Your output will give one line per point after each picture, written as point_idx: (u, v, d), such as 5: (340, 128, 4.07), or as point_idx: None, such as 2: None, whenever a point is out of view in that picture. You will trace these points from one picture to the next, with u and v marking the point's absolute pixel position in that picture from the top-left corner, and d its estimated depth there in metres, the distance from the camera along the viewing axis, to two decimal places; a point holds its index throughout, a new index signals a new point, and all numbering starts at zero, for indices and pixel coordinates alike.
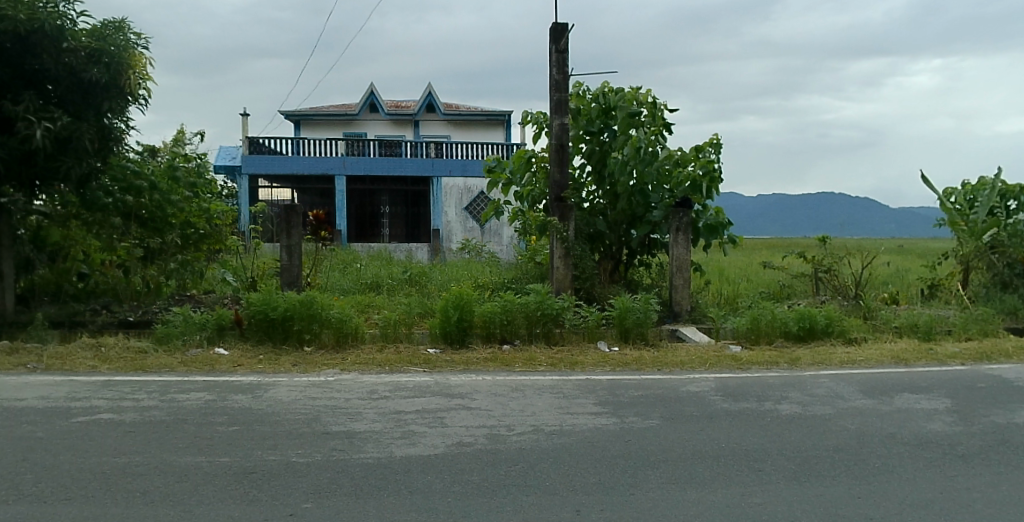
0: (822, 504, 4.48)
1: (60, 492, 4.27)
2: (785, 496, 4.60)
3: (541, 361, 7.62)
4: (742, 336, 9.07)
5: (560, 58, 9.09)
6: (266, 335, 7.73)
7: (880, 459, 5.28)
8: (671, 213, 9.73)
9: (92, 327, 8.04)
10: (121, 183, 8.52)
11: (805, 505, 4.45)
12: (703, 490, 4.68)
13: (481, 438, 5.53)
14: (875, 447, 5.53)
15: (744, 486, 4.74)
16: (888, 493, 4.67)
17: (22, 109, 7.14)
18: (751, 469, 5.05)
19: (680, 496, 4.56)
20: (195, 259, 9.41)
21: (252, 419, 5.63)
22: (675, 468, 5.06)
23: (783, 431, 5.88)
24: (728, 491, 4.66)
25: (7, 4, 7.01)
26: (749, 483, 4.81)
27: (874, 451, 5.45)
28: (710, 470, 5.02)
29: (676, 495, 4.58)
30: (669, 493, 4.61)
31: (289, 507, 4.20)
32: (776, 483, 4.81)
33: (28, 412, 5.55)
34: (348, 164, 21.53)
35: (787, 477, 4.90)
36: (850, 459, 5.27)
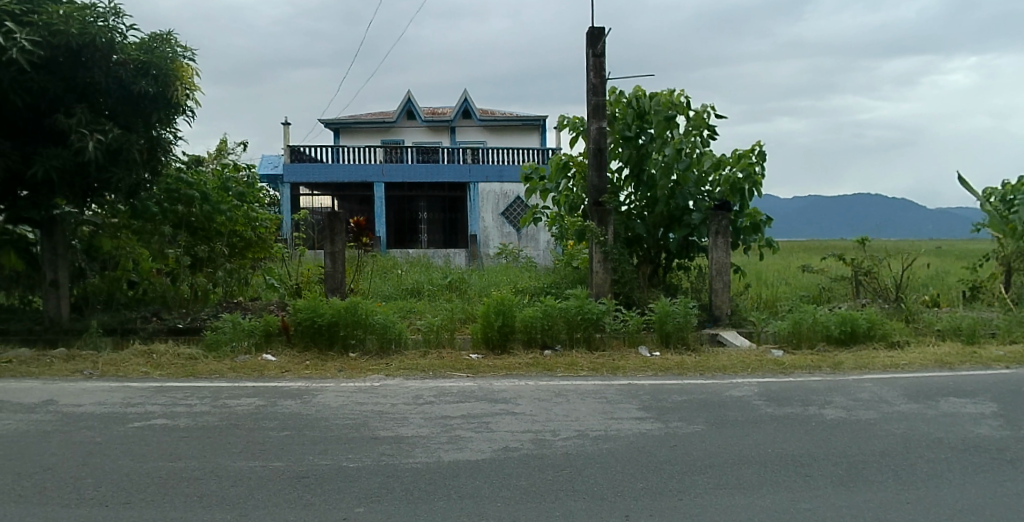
0: (873, 511, 4.38)
1: (121, 496, 4.36)
2: (834, 502, 4.51)
3: (583, 366, 7.59)
4: (784, 340, 8.95)
5: (597, 62, 9.05)
6: (311, 341, 7.79)
7: (929, 464, 5.16)
8: (710, 215, 9.62)
9: (143, 335, 8.16)
10: (173, 194, 8.80)
11: (854, 511, 4.37)
12: (751, 495, 4.61)
13: (526, 442, 5.52)
14: (922, 452, 5.41)
15: (792, 492, 4.67)
16: (938, 498, 4.56)
17: (74, 123, 7.29)
18: (798, 474, 4.97)
19: (729, 502, 4.50)
20: (241, 268, 9.65)
21: (302, 424, 5.69)
22: (720, 473, 5.00)
23: (828, 437, 5.77)
24: (775, 496, 4.59)
25: (60, 20, 7.14)
26: (798, 488, 4.73)
27: (921, 456, 5.33)
28: (758, 475, 4.95)
29: (724, 501, 4.52)
30: (717, 498, 4.56)
31: (342, 512, 4.24)
32: (824, 488, 4.72)
33: (86, 418, 5.68)
34: (387, 171, 21.86)
35: (834, 483, 4.82)
36: (898, 464, 5.15)
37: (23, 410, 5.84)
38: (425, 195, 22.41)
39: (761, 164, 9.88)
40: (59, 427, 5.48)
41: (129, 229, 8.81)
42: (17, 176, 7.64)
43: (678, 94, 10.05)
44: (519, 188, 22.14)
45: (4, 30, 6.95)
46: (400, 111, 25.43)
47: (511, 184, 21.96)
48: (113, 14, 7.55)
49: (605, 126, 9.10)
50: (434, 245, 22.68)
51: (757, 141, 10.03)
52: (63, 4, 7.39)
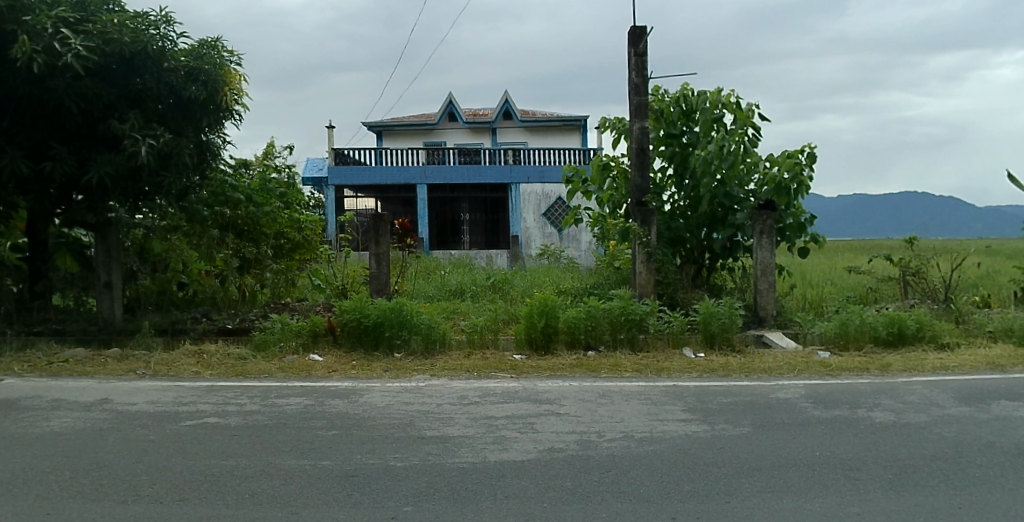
0: (925, 515, 4.26)
1: (175, 494, 4.44)
2: (884, 506, 4.40)
3: (626, 367, 7.53)
4: (830, 342, 8.75)
5: (639, 61, 8.98)
6: (357, 342, 7.88)
7: (982, 468, 5.00)
8: (754, 215, 9.50)
9: (193, 335, 8.34)
10: (220, 197, 8.84)
11: (906, 516, 4.25)
12: (799, 498, 4.53)
13: (572, 443, 5.49)
14: (975, 456, 5.25)
15: (839, 495, 4.56)
16: (993, 503, 4.41)
17: (128, 128, 7.46)
18: (847, 478, 4.86)
19: (777, 505, 4.42)
20: (289, 268, 9.74)
21: (350, 423, 5.74)
22: (767, 476, 4.91)
23: (877, 440, 5.64)
24: (824, 499, 4.50)
25: (113, 28, 7.34)
26: (846, 492, 4.62)
27: (974, 460, 5.17)
28: (806, 479, 4.85)
29: (771, 504, 4.44)
30: (764, 501, 4.47)
31: (391, 510, 4.26)
32: (873, 493, 4.60)
33: (140, 416, 5.80)
34: (429, 173, 21.96)
35: (884, 487, 4.70)
36: (950, 469, 5.01)
37: (79, 408, 6.00)
38: (467, 196, 22.47)
39: (809, 165, 9.72)
40: (114, 425, 5.61)
41: (178, 232, 8.88)
42: (73, 180, 7.84)
43: (724, 93, 9.92)
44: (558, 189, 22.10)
45: (61, 37, 7.13)
46: (442, 114, 25.57)
47: (552, 184, 21.92)
48: (164, 21, 7.73)
49: (648, 125, 9.02)
50: (476, 245, 22.82)
51: (806, 142, 9.85)
52: (115, 12, 7.59)
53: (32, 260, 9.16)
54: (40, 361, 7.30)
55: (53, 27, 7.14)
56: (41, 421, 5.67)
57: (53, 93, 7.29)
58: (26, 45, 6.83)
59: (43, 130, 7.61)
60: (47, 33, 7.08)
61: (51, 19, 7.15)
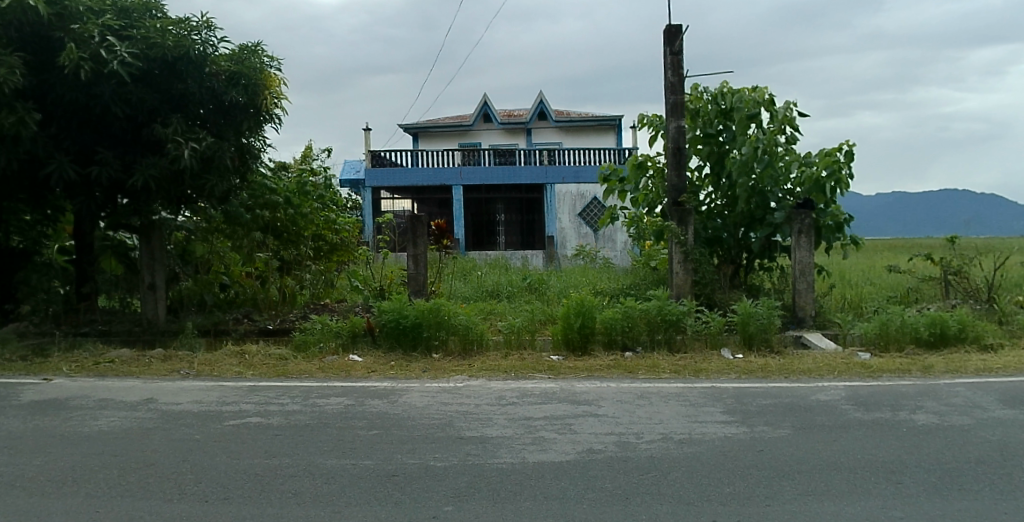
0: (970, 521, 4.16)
1: (220, 492, 4.51)
2: (927, 510, 4.31)
3: (664, 369, 7.47)
4: (870, 342, 8.59)
5: (674, 60, 8.92)
6: (395, 342, 7.93)
7: None
8: (793, 214, 9.37)
9: (235, 335, 8.48)
10: (259, 200, 8.95)
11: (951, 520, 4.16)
12: (841, 502, 4.46)
13: (610, 445, 5.46)
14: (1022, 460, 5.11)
15: (881, 499, 4.48)
16: None
17: (171, 132, 7.59)
18: (889, 481, 4.77)
19: (818, 508, 4.35)
20: (328, 270, 10.02)
21: (389, 423, 5.79)
22: (809, 479, 4.84)
23: (919, 443, 5.52)
24: (866, 503, 4.42)
25: (156, 34, 7.48)
26: (888, 496, 4.54)
27: (1020, 464, 5.04)
28: (847, 482, 4.77)
29: (813, 507, 4.37)
30: (806, 505, 4.41)
31: (431, 510, 4.28)
32: (916, 497, 4.52)
33: (185, 416, 5.91)
34: (465, 173, 22.05)
35: (928, 491, 4.61)
36: (996, 473, 4.89)
37: (126, 408, 6.14)
38: (502, 196, 22.49)
39: (848, 163, 9.57)
40: (160, 424, 5.72)
41: (220, 233, 9.05)
42: (118, 184, 8.00)
43: (761, 91, 9.82)
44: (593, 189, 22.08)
45: (107, 44, 7.28)
46: (477, 114, 25.68)
47: (587, 184, 21.89)
48: (205, 27, 7.87)
49: (684, 125, 8.95)
50: (512, 247, 22.71)
51: (845, 140, 9.69)
52: (159, 19, 7.75)
53: (78, 263, 9.38)
54: (87, 362, 7.47)
55: (99, 35, 7.30)
56: (90, 420, 5.81)
57: (99, 99, 7.46)
58: (73, 53, 6.97)
59: (89, 135, 7.79)
60: (94, 40, 7.24)
61: (98, 27, 7.31)
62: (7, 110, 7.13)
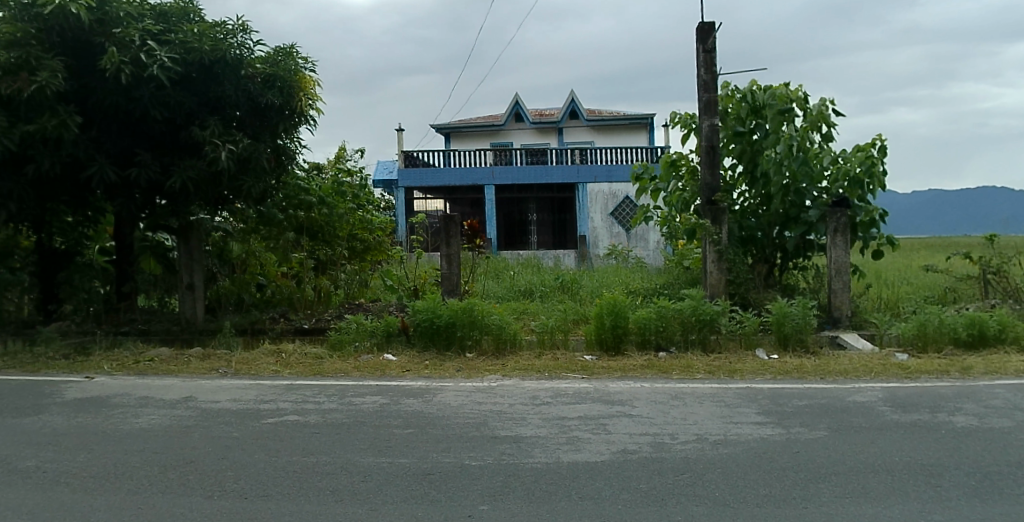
0: None
1: (259, 489, 4.56)
2: (968, 513, 4.22)
3: (699, 369, 7.42)
4: (908, 343, 8.43)
5: (707, 57, 8.85)
6: (430, 341, 7.97)
7: None
8: (827, 213, 9.25)
9: (272, 334, 8.60)
10: (294, 201, 9.10)
11: None
12: (880, 504, 4.39)
13: (645, 446, 5.43)
14: None
15: (922, 502, 4.40)
16: None
17: (209, 134, 7.71)
18: (928, 484, 4.68)
19: (856, 511, 4.29)
20: (362, 269, 9.98)
21: (425, 422, 5.82)
22: (847, 481, 4.77)
23: (959, 445, 5.41)
24: (905, 506, 4.34)
25: (194, 38, 7.61)
26: (928, 499, 4.45)
27: None
28: (886, 485, 4.69)
29: (851, 510, 4.31)
30: (843, 507, 4.35)
31: (467, 509, 4.29)
32: (957, 500, 4.42)
33: (225, 414, 6.00)
34: (496, 172, 22.01)
35: (968, 494, 4.51)
36: None
37: (166, 405, 6.24)
38: (535, 196, 22.47)
39: (882, 158, 9.43)
40: (199, 422, 5.82)
41: (257, 234, 9.30)
42: (157, 185, 8.15)
43: (794, 88, 9.71)
44: (626, 188, 22.02)
45: (147, 48, 7.42)
46: (507, 114, 25.69)
47: (620, 183, 21.84)
48: (241, 30, 8.00)
49: (717, 123, 8.87)
50: (544, 246, 22.62)
51: (877, 134, 9.55)
52: (196, 23, 7.87)
53: (119, 263, 9.61)
54: (127, 360, 7.61)
55: (139, 39, 7.43)
56: (131, 418, 5.93)
57: (139, 102, 7.60)
58: (115, 57, 7.12)
59: (129, 138, 7.95)
60: (134, 44, 7.38)
61: (139, 31, 7.45)
62: (50, 113, 7.30)
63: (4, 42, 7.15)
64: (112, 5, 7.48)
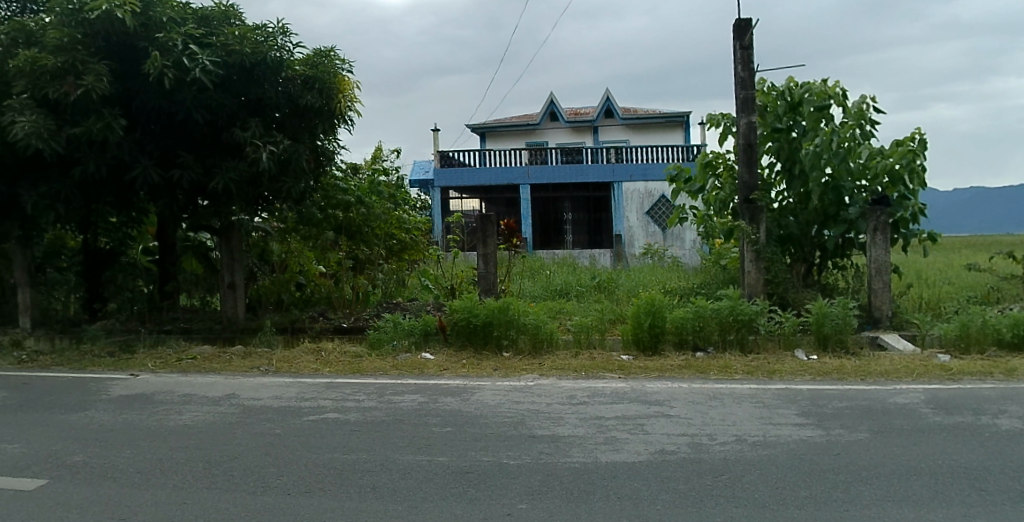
0: None
1: (301, 486, 4.63)
2: (1015, 518, 4.12)
3: (737, 369, 7.36)
4: (950, 344, 8.24)
5: (744, 54, 8.76)
6: (467, 341, 8.02)
7: None
8: (867, 211, 9.10)
9: (312, 333, 8.72)
10: (331, 201, 9.21)
11: None
12: (922, 508, 4.30)
13: (683, 446, 5.41)
14: None
15: (966, 505, 4.31)
16: None
17: (250, 136, 7.84)
18: (972, 488, 4.58)
19: (898, 514, 4.22)
20: (399, 268, 10.11)
21: (463, 421, 5.85)
22: (888, 484, 4.70)
23: (1004, 449, 5.29)
24: (949, 510, 4.25)
25: (235, 41, 7.75)
26: (973, 503, 4.36)
27: None
28: (929, 488, 4.61)
29: (892, 513, 4.24)
30: (885, 510, 4.28)
31: (505, 507, 4.30)
32: (1003, 504, 4.32)
33: (266, 411, 6.09)
34: (532, 172, 22.08)
35: (1015, 498, 4.41)
36: None
37: (209, 403, 6.35)
38: (570, 195, 22.46)
39: (923, 152, 9.23)
40: (242, 419, 5.91)
41: (296, 234, 9.49)
42: (200, 186, 8.29)
43: (833, 84, 9.58)
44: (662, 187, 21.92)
45: (189, 52, 7.55)
46: (541, 113, 25.69)
47: (655, 182, 21.71)
48: (281, 32, 8.12)
49: (754, 120, 8.78)
50: (579, 245, 22.48)
51: (916, 128, 9.37)
52: (237, 26, 8.00)
53: (162, 263, 9.85)
54: (170, 358, 7.77)
55: (182, 43, 7.57)
56: (175, 415, 6.05)
57: (181, 104, 7.75)
58: (158, 61, 7.26)
59: (172, 140, 8.10)
60: (177, 48, 7.52)
61: (181, 36, 7.60)
62: (96, 116, 7.47)
63: (51, 46, 7.30)
64: (156, 10, 7.64)
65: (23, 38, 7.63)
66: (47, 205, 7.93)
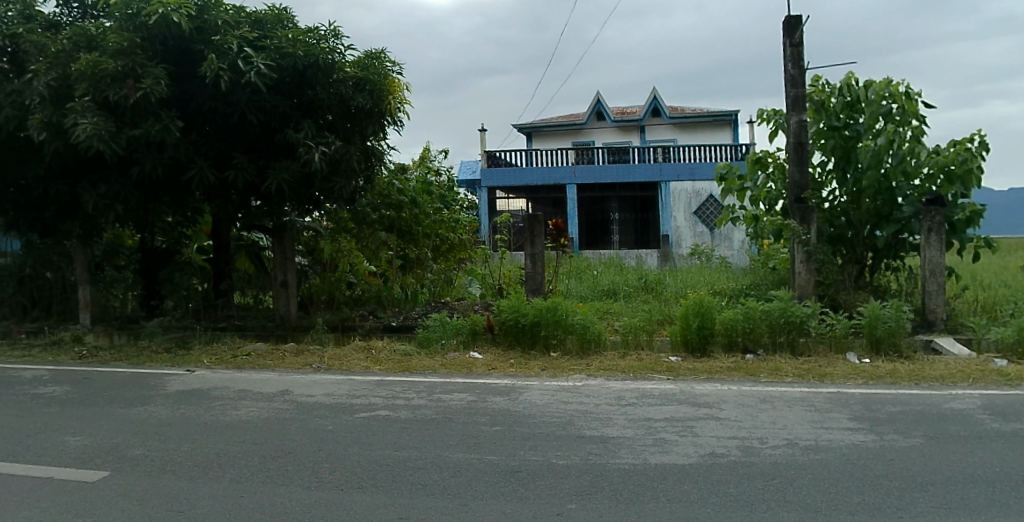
0: None
1: (354, 481, 4.70)
2: None
3: (788, 372, 7.27)
4: (1008, 349, 7.97)
5: (795, 52, 8.63)
6: (514, 341, 8.07)
7: None
8: (921, 211, 8.89)
9: (361, 332, 8.83)
10: (385, 200, 9.45)
11: None
12: (982, 516, 4.18)
13: (734, 449, 5.35)
14: None
15: None
16: None
17: (302, 136, 7.99)
18: None
19: None
20: (447, 268, 10.18)
21: (512, 420, 5.89)
22: (944, 491, 4.59)
23: None
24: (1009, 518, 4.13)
25: (288, 43, 7.91)
26: None
27: None
28: (987, 496, 4.49)
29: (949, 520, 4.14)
30: (942, 518, 4.17)
31: (555, 507, 4.31)
32: None
33: (319, 407, 6.21)
34: (579, 172, 22.04)
35: None
36: None
37: (264, 399, 6.49)
38: (617, 195, 22.35)
39: (981, 155, 8.97)
40: (295, 415, 6.03)
41: (347, 233, 9.70)
42: (253, 187, 8.48)
43: (892, 82, 9.33)
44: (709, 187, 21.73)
45: (244, 55, 7.71)
46: (586, 113, 25.63)
47: (703, 181, 21.52)
48: (332, 35, 8.25)
49: (804, 118, 8.66)
50: (626, 245, 22.36)
51: (976, 129, 9.06)
52: (290, 29, 8.16)
53: (215, 261, 10.00)
54: (225, 355, 7.95)
55: (236, 46, 7.74)
56: (231, 409, 6.20)
57: (236, 106, 7.92)
58: (214, 63, 7.43)
59: (226, 141, 8.28)
60: (232, 51, 7.69)
61: (236, 39, 7.76)
62: (154, 118, 7.67)
63: (111, 51, 7.50)
64: (211, 14, 7.83)
65: (84, 43, 7.87)
66: (107, 206, 8.16)
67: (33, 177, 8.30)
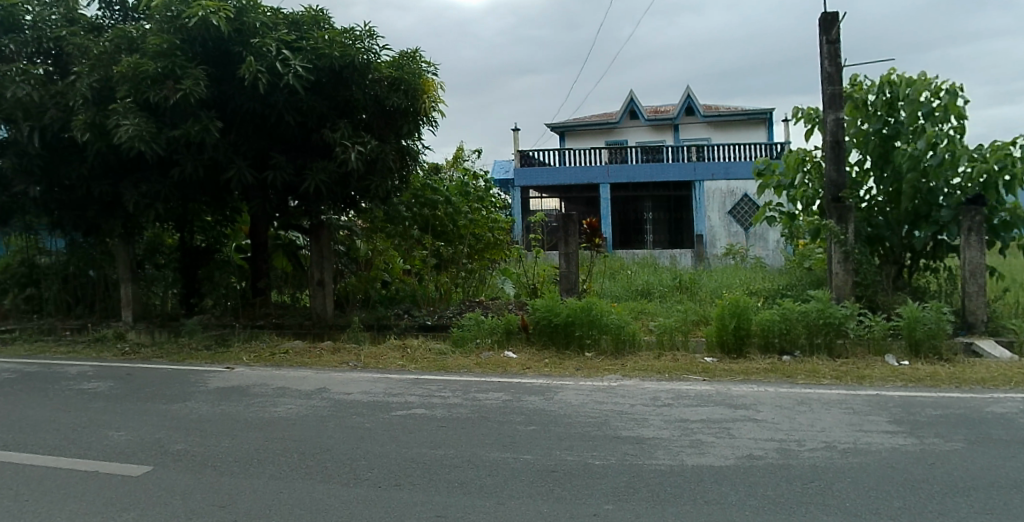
0: None
1: (391, 479, 4.75)
2: None
3: (825, 374, 7.18)
4: None
5: (832, 49, 8.51)
6: (549, 341, 8.08)
7: None
8: (962, 211, 8.70)
9: (397, 330, 8.90)
10: (421, 200, 9.66)
11: None
12: None
13: (771, 451, 5.31)
14: None
15: None
16: None
17: (339, 136, 8.06)
18: None
19: None
20: (481, 268, 10.27)
21: (547, 420, 5.90)
22: (987, 497, 4.50)
23: None
24: None
25: (325, 44, 7.98)
26: None
27: None
28: None
29: None
30: None
31: (591, 507, 4.31)
32: None
33: (357, 405, 6.27)
34: (612, 171, 21.91)
35: None
36: None
37: (302, 396, 6.57)
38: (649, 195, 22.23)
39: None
40: (334, 412, 6.09)
41: (383, 232, 9.85)
42: (291, 187, 8.59)
43: (933, 80, 9.13)
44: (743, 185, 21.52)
45: (282, 57, 7.80)
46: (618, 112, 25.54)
47: (738, 180, 21.31)
48: (368, 36, 8.31)
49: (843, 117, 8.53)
50: (660, 245, 22.49)
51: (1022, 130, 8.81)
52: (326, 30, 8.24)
53: (253, 260, 10.01)
54: (264, 352, 8.06)
55: (275, 48, 7.82)
56: (271, 406, 6.29)
57: (274, 107, 8.05)
58: (253, 65, 7.51)
59: (264, 141, 8.39)
60: (270, 53, 7.76)
61: (274, 41, 7.84)
62: (194, 119, 7.79)
63: (151, 52, 7.63)
64: (249, 16, 7.92)
65: (125, 45, 8.00)
66: (148, 205, 8.31)
67: (76, 177, 8.49)
